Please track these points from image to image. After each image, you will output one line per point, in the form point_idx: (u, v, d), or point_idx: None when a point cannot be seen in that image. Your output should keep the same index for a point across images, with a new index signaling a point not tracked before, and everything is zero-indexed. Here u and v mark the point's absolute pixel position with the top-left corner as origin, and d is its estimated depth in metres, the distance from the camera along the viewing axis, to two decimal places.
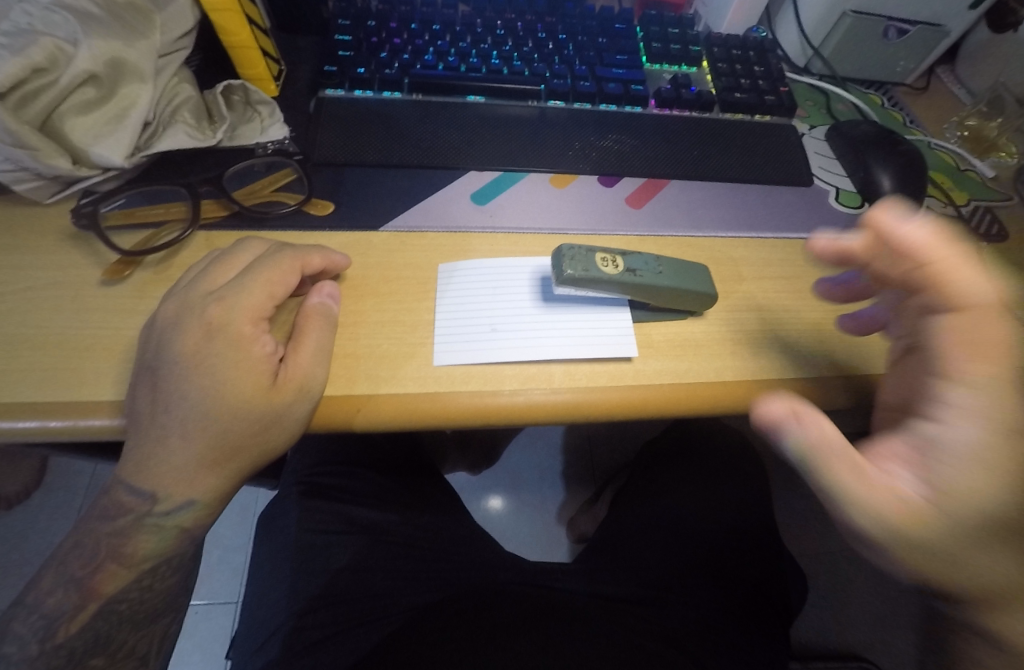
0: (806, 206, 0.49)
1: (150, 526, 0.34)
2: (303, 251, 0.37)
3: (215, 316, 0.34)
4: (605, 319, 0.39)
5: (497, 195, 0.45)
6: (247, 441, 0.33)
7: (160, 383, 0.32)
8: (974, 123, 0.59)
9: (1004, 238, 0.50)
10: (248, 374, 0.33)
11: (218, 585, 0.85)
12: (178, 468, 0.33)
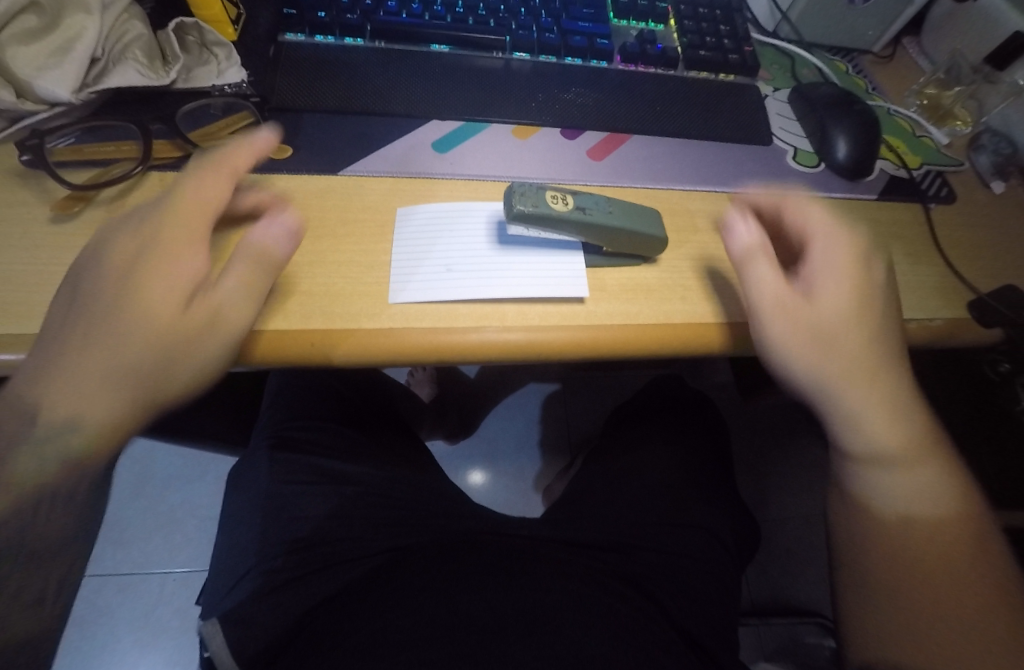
0: (764, 163, 0.50)
1: (26, 449, 0.30)
2: (229, 155, 0.36)
3: (144, 231, 0.33)
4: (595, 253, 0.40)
5: (458, 144, 0.45)
6: (147, 358, 0.31)
7: (85, 298, 0.32)
8: (932, 92, 0.60)
9: (952, 200, 0.52)
10: (167, 291, 0.32)
11: (189, 553, 0.84)
12: (88, 391, 0.30)
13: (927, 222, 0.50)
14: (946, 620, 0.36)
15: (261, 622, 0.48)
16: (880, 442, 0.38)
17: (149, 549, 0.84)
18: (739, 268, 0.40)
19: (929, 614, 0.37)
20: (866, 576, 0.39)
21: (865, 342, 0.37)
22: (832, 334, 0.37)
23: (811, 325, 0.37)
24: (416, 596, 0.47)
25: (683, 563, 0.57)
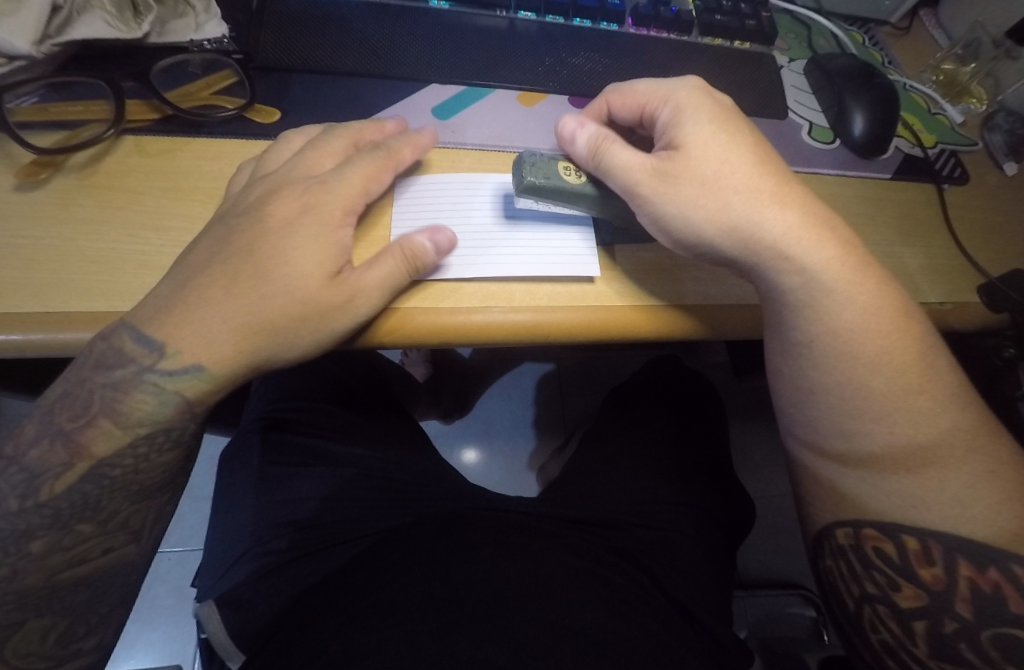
0: (778, 138, 0.48)
1: (149, 381, 0.32)
2: (396, 147, 0.36)
3: (311, 196, 0.34)
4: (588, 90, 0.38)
5: (460, 110, 0.42)
6: (281, 320, 0.32)
7: (246, 241, 0.33)
8: (948, 68, 0.58)
9: (965, 180, 0.51)
10: (316, 257, 0.32)
11: (180, 532, 0.83)
12: (215, 330, 0.31)
13: (940, 202, 0.48)
14: (921, 436, 0.36)
15: (256, 602, 0.48)
16: (811, 261, 0.35)
17: None
18: (594, 167, 0.35)
19: (910, 440, 0.36)
20: (843, 428, 0.37)
21: (762, 175, 0.35)
22: (727, 174, 0.34)
23: (705, 173, 0.34)
24: (411, 571, 0.46)
25: (678, 539, 0.58)
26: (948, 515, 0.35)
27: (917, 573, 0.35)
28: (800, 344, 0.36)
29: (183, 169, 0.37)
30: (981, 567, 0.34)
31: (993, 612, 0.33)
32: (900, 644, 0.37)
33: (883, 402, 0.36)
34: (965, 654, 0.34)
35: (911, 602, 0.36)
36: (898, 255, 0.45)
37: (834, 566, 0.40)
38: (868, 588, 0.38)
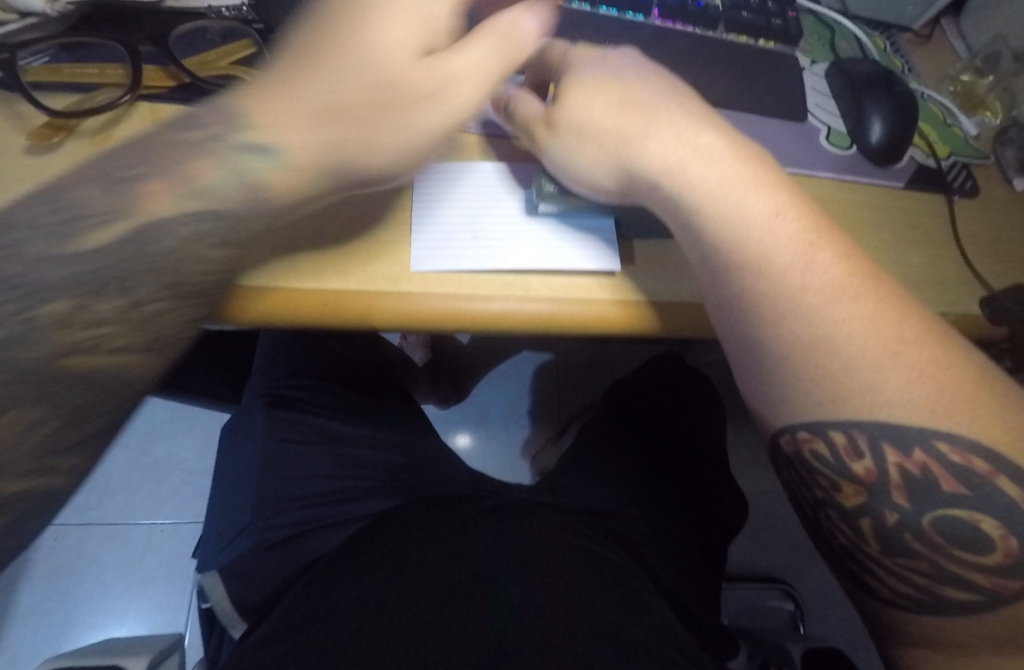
0: (799, 141, 0.48)
1: (215, 149, 0.31)
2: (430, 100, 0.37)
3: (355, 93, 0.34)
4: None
5: None
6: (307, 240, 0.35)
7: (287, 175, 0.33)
8: (967, 79, 0.58)
9: (976, 193, 0.51)
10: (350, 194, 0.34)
11: (178, 505, 0.83)
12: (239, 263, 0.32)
13: (949, 214, 0.49)
14: (853, 327, 0.31)
15: (258, 574, 0.49)
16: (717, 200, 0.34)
17: (137, 501, 0.82)
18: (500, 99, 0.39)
19: (825, 329, 0.31)
20: (760, 336, 0.33)
21: (635, 101, 0.37)
22: (594, 98, 0.37)
23: (588, 102, 0.36)
24: (412, 544, 0.47)
25: (673, 529, 0.59)
26: (877, 402, 0.30)
27: (851, 470, 0.32)
28: (700, 257, 0.35)
29: None
30: (907, 450, 0.30)
31: (968, 484, 0.30)
32: (855, 545, 0.34)
33: (813, 296, 0.32)
34: (911, 545, 0.31)
35: (854, 502, 0.32)
36: (905, 267, 0.46)
37: (789, 477, 0.36)
38: (818, 493, 0.34)
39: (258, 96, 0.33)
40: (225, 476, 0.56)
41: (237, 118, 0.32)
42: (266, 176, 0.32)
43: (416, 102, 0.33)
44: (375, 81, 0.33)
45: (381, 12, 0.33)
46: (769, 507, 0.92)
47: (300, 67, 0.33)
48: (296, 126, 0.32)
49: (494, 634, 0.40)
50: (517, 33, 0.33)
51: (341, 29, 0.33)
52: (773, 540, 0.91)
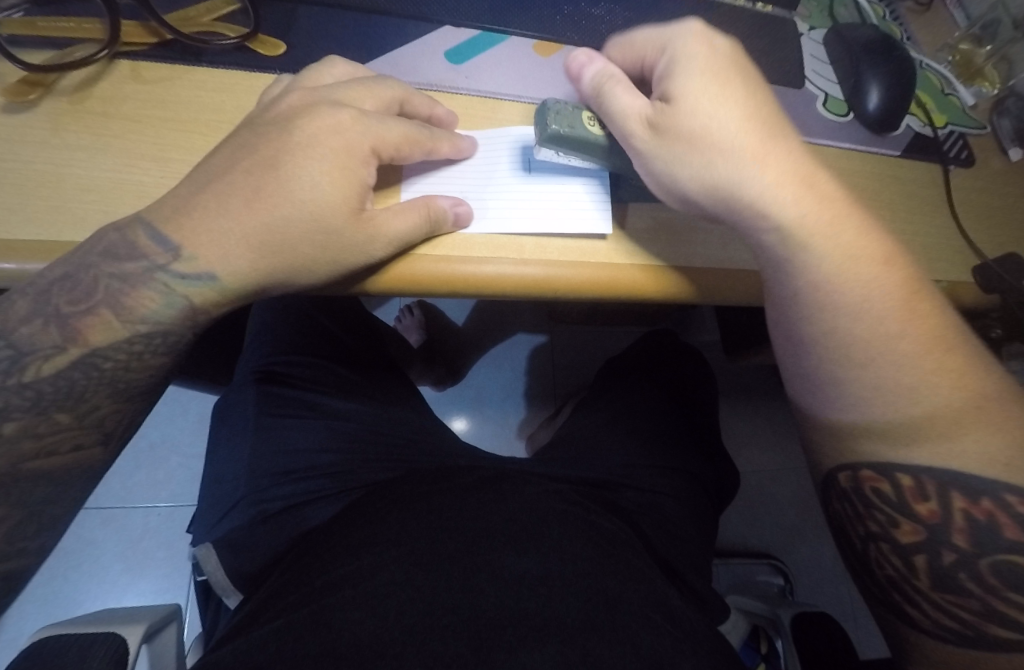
0: (795, 107, 0.47)
1: (160, 281, 0.30)
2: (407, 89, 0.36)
3: (344, 124, 0.33)
4: (326, 82, 0.35)
5: (474, 55, 0.41)
6: (300, 246, 0.31)
7: (263, 190, 0.31)
8: (965, 48, 0.57)
9: (971, 163, 0.51)
10: (309, 223, 0.31)
11: (173, 487, 0.82)
12: (220, 238, 0.30)
13: (945, 183, 0.49)
14: (936, 386, 0.35)
15: (255, 546, 0.50)
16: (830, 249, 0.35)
17: (130, 483, 0.82)
18: (595, 106, 0.36)
19: (904, 389, 0.36)
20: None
21: (756, 133, 0.34)
22: (708, 126, 0.33)
23: (694, 128, 0.33)
24: (407, 514, 0.48)
25: (666, 499, 0.60)
26: (955, 453, 0.35)
27: (914, 509, 0.36)
28: (794, 292, 0.37)
29: (181, 98, 0.35)
30: (975, 499, 0.35)
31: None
32: (902, 577, 0.38)
33: (906, 344, 0.35)
34: (965, 584, 0.35)
35: (912, 538, 0.37)
36: (900, 237, 0.46)
37: (840, 508, 0.40)
38: (871, 527, 0.38)
39: (181, 220, 0.30)
40: (217, 453, 0.55)
41: (166, 247, 0.30)
42: (197, 300, 0.31)
43: (347, 246, 0.32)
44: (312, 221, 0.31)
45: (315, 156, 0.32)
46: (761, 484, 0.93)
47: (233, 195, 0.31)
48: (230, 256, 0.30)
49: (490, 600, 0.41)
50: (440, 222, 0.34)
51: (269, 173, 0.32)
52: (765, 516, 0.92)
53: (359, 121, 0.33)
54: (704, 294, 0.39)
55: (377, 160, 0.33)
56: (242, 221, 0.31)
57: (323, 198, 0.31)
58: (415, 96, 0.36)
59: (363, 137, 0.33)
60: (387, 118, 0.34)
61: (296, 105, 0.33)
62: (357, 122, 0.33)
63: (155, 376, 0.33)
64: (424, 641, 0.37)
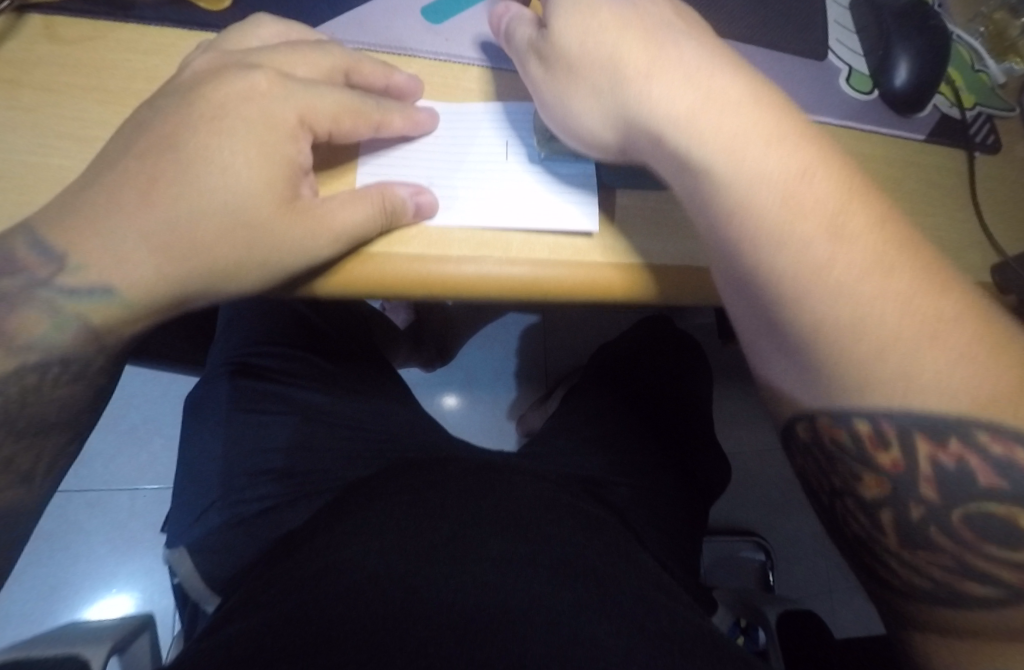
0: (814, 82, 0.42)
1: (44, 297, 0.26)
2: (353, 55, 0.31)
3: (260, 93, 0.28)
4: (252, 46, 0.30)
5: (457, 14, 0.36)
6: (216, 244, 0.26)
7: (174, 172, 0.26)
8: (999, 17, 0.52)
9: (998, 148, 0.47)
10: (228, 217, 0.26)
11: (149, 469, 0.79)
12: (125, 240, 0.25)
13: (968, 171, 0.44)
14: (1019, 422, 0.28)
15: (228, 549, 0.47)
16: None
17: (109, 465, 0.78)
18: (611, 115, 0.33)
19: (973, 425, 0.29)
20: (779, 318, 0.28)
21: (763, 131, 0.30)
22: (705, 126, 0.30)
23: None
24: (388, 509, 0.45)
25: (658, 494, 0.58)
26: None
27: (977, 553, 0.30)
28: None
29: (104, 62, 0.29)
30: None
31: (1008, 480, 0.27)
32: (869, 538, 0.30)
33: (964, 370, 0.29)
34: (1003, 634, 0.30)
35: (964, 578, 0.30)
36: (922, 231, 0.42)
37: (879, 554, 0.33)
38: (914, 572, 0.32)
39: (62, 220, 0.25)
40: (185, 451, 0.52)
41: (48, 256, 0.25)
42: (96, 318, 0.26)
43: (280, 240, 0.27)
44: (231, 211, 0.26)
45: (223, 129, 0.27)
46: (751, 466, 0.93)
47: (127, 186, 0.26)
48: (132, 261, 0.25)
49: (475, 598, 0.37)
50: (397, 212, 0.29)
51: (171, 154, 0.26)
52: (753, 497, 0.92)
53: (278, 86, 0.28)
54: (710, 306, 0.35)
55: (310, 135, 0.29)
56: (156, 215, 0.26)
57: (248, 179, 0.26)
58: (360, 63, 0.31)
59: (287, 108, 0.28)
60: (318, 86, 0.29)
61: (204, 70, 0.29)
62: (275, 87, 0.28)
63: (81, 398, 0.28)
64: (406, 631, 0.34)
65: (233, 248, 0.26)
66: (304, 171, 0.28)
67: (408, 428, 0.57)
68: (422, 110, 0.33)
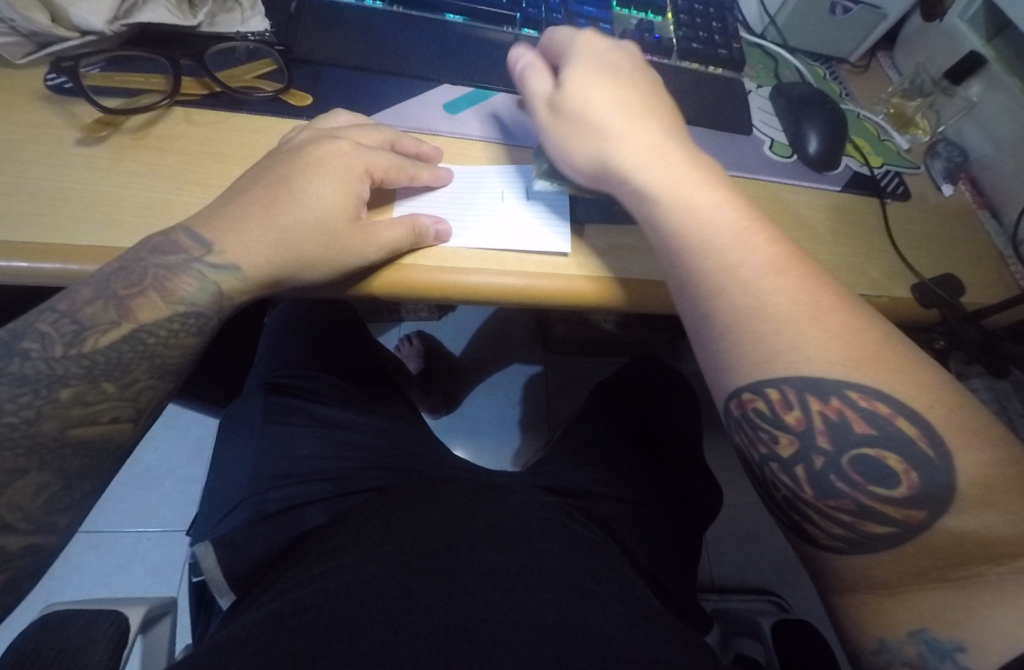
0: (744, 149, 0.55)
1: (197, 270, 0.36)
2: (396, 133, 0.44)
3: (341, 149, 0.40)
4: (333, 125, 0.43)
5: (469, 107, 0.49)
6: (307, 245, 0.37)
7: (281, 196, 0.38)
8: (898, 102, 0.65)
9: (907, 196, 0.58)
10: (314, 229, 0.38)
11: (171, 512, 0.85)
12: (246, 239, 0.37)
13: (881, 213, 0.55)
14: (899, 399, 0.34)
15: (249, 544, 0.52)
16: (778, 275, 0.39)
17: (123, 510, 0.84)
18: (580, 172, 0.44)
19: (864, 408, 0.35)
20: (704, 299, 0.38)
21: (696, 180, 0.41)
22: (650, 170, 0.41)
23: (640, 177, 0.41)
24: (392, 518, 0.51)
25: (650, 513, 0.63)
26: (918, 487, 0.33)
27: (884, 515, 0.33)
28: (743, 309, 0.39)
29: (223, 137, 0.42)
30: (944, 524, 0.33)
31: (876, 426, 0.33)
32: (794, 495, 0.36)
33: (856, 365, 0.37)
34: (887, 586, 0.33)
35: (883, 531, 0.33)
36: (842, 256, 0.52)
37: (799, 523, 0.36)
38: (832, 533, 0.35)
39: (213, 222, 0.37)
40: (223, 460, 0.59)
41: (201, 243, 0.36)
42: (226, 285, 0.37)
43: (347, 246, 0.38)
44: (319, 225, 0.38)
45: (321, 172, 0.39)
46: (754, 514, 0.95)
47: (252, 204, 0.37)
48: (249, 248, 0.37)
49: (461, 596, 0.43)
50: (424, 236, 0.40)
51: (282, 187, 0.38)
52: (759, 547, 0.93)
53: (355, 149, 0.40)
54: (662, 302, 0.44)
55: (371, 180, 0.41)
56: (269, 223, 0.37)
57: (331, 206, 0.38)
58: (403, 138, 0.44)
59: (359, 160, 0.40)
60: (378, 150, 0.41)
61: (306, 139, 0.41)
62: (354, 149, 0.40)
63: (186, 358, 0.38)
64: (404, 624, 0.41)
65: (315, 250, 0.37)
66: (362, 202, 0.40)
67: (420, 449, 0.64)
68: (442, 169, 0.45)
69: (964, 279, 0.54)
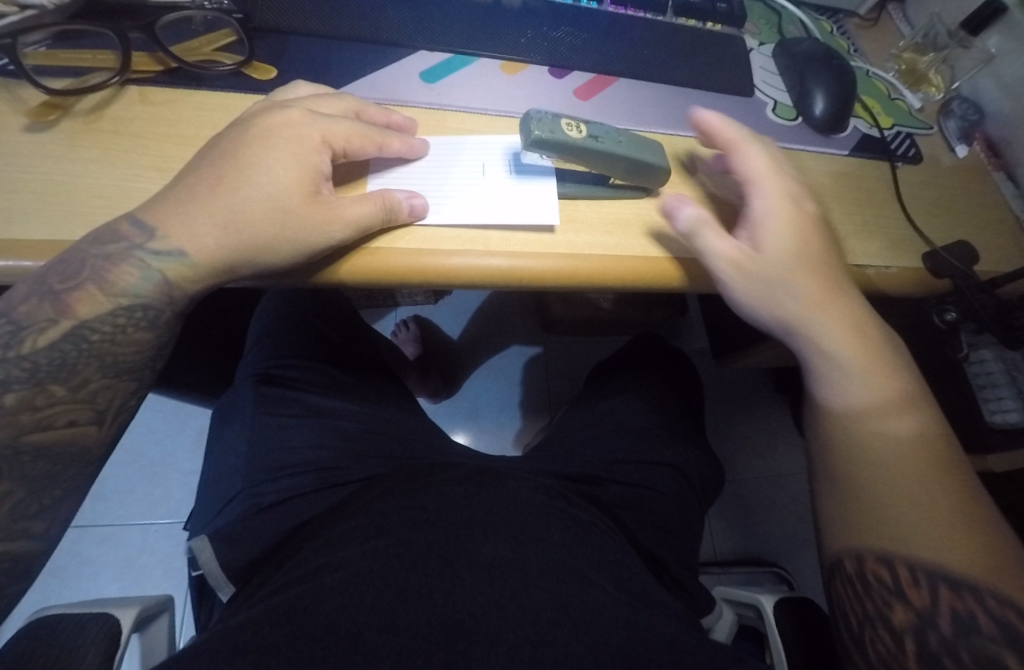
0: (745, 112, 0.51)
1: (137, 258, 0.34)
2: (362, 102, 0.41)
3: (296, 120, 0.37)
4: (292, 97, 0.40)
5: (447, 75, 0.45)
6: (262, 226, 0.35)
7: (234, 175, 0.35)
8: (909, 57, 0.61)
9: (919, 159, 0.54)
10: (271, 207, 0.35)
11: (173, 503, 0.84)
12: (197, 223, 0.34)
13: (892, 178, 0.52)
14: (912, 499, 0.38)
15: (249, 539, 0.51)
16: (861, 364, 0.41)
17: (128, 503, 0.84)
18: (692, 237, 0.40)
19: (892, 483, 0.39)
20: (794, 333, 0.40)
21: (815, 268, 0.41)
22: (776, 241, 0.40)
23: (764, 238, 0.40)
24: (388, 508, 0.50)
25: (652, 494, 0.61)
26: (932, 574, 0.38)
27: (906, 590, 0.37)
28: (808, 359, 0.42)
29: (182, 116, 0.40)
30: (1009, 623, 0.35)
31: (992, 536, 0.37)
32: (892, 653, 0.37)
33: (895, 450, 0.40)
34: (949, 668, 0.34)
35: (902, 618, 0.37)
36: (850, 226, 0.49)
37: (842, 589, 0.40)
38: (870, 603, 0.39)
39: (158, 208, 0.34)
40: (214, 453, 0.58)
41: (143, 230, 0.34)
42: (171, 273, 0.34)
43: (309, 225, 0.35)
44: (274, 203, 0.35)
45: (270, 144, 0.36)
46: (759, 488, 0.94)
47: (201, 183, 0.35)
48: (199, 234, 0.34)
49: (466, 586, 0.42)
50: (395, 211, 0.37)
51: (231, 162, 0.35)
52: (763, 521, 0.93)
53: (308, 117, 0.37)
54: (661, 279, 0.42)
55: (330, 151, 0.38)
56: (223, 205, 0.35)
57: (287, 181, 0.36)
58: (369, 108, 0.41)
59: (313, 131, 0.37)
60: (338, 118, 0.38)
61: (254, 110, 0.38)
62: (306, 118, 0.37)
63: (145, 354, 0.36)
64: (403, 624, 0.38)
65: (275, 231, 0.35)
66: (325, 179, 0.37)
67: (417, 436, 0.62)
68: (416, 139, 0.41)
69: (977, 245, 0.51)
